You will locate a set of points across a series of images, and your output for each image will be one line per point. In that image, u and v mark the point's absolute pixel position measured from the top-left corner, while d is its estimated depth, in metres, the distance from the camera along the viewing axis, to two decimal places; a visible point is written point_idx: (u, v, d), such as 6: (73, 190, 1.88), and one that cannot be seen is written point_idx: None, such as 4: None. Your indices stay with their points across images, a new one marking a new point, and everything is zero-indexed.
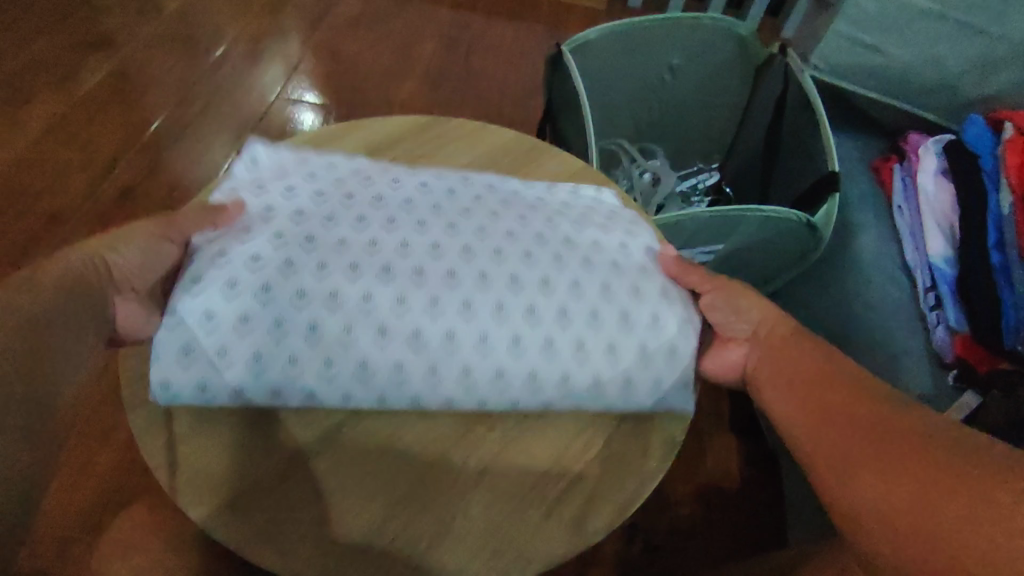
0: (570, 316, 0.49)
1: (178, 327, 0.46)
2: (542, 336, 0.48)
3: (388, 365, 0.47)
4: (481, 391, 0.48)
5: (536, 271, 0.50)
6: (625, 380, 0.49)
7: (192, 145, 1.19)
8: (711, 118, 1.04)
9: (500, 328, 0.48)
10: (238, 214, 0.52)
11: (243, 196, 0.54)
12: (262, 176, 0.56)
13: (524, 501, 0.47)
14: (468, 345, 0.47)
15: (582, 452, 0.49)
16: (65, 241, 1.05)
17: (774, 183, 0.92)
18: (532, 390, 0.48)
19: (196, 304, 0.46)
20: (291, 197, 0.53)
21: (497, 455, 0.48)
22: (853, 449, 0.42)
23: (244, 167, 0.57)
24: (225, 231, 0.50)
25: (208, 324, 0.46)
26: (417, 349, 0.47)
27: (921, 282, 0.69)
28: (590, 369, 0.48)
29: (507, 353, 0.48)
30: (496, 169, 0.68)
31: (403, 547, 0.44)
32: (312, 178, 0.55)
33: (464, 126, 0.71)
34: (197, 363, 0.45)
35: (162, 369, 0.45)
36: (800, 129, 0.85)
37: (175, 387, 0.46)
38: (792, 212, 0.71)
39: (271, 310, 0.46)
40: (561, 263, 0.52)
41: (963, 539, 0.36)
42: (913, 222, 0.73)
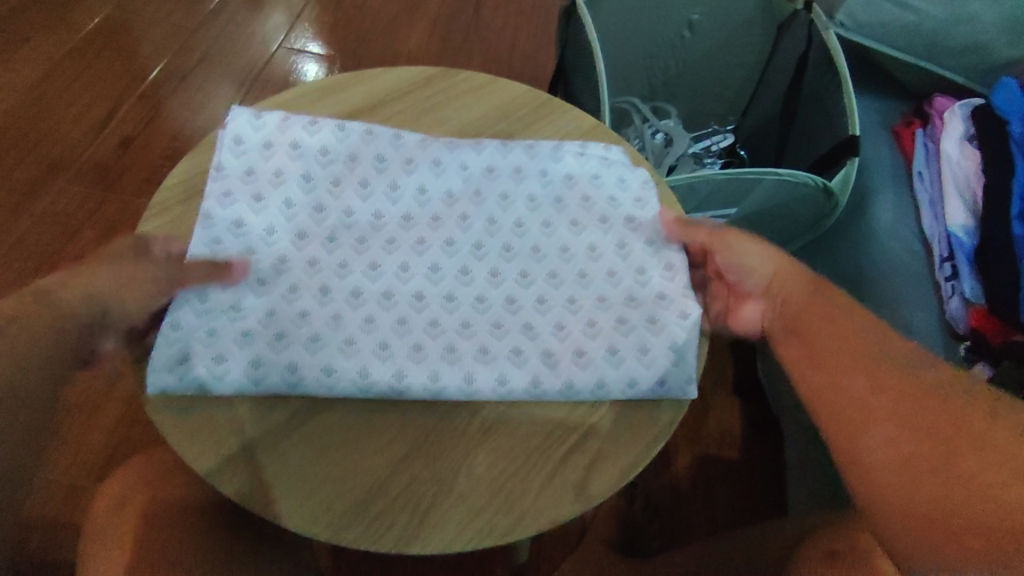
0: (568, 329, 0.50)
1: (177, 341, 0.46)
2: (542, 346, 0.49)
3: (388, 374, 0.47)
4: (484, 397, 0.47)
5: (532, 290, 0.52)
6: (630, 383, 0.49)
7: (193, 95, 1.16)
8: (728, 76, 1.01)
9: (499, 340, 0.49)
10: (233, 227, 0.51)
11: (229, 190, 0.53)
12: (254, 164, 0.55)
13: (528, 460, 0.46)
14: (483, 330, 0.49)
15: (589, 413, 0.49)
16: (66, 191, 1.04)
17: (790, 146, 0.89)
18: (549, 362, 0.48)
19: (197, 325, 0.47)
20: (288, 213, 0.53)
21: (503, 415, 0.48)
22: (872, 409, 0.40)
23: (228, 143, 0.55)
24: (227, 243, 0.51)
25: (208, 339, 0.46)
26: (418, 360, 0.47)
27: (937, 252, 0.68)
28: (592, 373, 0.48)
29: (508, 361, 0.48)
30: (507, 122, 0.66)
31: (406, 504, 0.44)
32: (307, 182, 0.55)
33: (473, 80, 0.68)
34: (194, 370, 0.45)
35: (156, 376, 0.45)
36: (821, 90, 0.82)
37: (169, 389, 0.45)
38: (810, 175, 0.69)
39: (274, 327, 0.48)
40: (558, 279, 0.53)
41: (959, 500, 0.35)
42: (933, 190, 0.71)
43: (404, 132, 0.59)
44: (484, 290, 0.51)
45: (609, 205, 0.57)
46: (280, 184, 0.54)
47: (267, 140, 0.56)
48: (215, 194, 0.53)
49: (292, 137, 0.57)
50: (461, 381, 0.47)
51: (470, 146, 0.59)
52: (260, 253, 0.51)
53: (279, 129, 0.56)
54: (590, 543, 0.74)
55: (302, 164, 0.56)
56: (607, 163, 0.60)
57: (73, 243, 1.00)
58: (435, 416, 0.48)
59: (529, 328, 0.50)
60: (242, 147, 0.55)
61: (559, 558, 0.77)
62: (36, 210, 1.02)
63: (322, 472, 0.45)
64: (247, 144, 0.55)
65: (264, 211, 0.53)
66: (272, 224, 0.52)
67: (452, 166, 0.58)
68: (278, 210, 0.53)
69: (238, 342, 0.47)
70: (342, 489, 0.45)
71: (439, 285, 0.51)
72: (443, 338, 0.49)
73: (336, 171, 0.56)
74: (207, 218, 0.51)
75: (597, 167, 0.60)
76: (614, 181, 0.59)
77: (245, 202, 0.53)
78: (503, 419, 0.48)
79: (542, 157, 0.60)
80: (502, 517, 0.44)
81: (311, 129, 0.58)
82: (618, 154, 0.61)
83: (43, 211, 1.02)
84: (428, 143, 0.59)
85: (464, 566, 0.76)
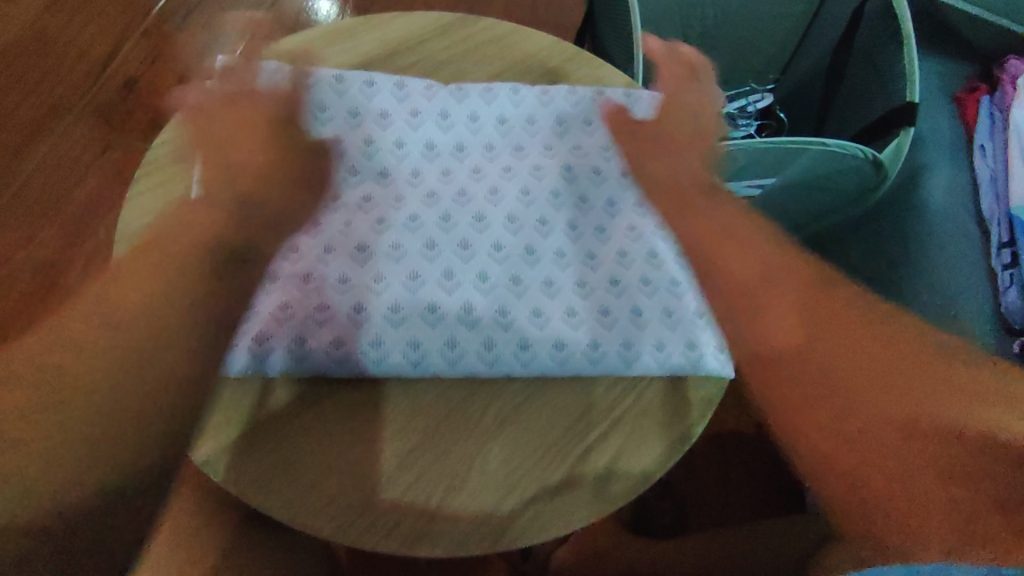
0: (593, 284, 0.47)
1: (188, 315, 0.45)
2: (565, 304, 0.46)
3: (401, 342, 0.44)
4: (506, 362, 0.44)
5: (553, 239, 0.48)
6: (659, 343, 0.46)
7: (199, 32, 1.09)
8: (774, 28, 0.91)
9: (519, 300, 0.46)
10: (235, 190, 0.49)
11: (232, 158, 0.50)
12: (249, 126, 0.51)
13: (544, 458, 0.44)
14: (503, 286, 0.46)
15: (612, 407, 0.46)
16: (69, 134, 1.00)
17: (834, 109, 0.82)
18: (573, 323, 0.46)
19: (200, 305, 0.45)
20: (286, 179, 0.49)
21: (518, 409, 0.45)
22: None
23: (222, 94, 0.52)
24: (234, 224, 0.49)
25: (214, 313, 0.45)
26: (431, 324, 0.44)
27: (996, 236, 0.63)
28: (619, 336, 0.46)
29: (528, 323, 0.45)
30: (528, 80, 0.60)
31: (415, 499, 0.42)
32: (306, 146, 0.50)
33: (497, 27, 0.62)
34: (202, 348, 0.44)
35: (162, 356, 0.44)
36: (877, 49, 0.74)
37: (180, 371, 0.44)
38: (860, 147, 0.63)
39: (279, 294, 0.44)
40: (578, 230, 0.49)
41: None
42: (998, 166, 0.65)
43: (408, 81, 0.53)
44: (498, 247, 0.47)
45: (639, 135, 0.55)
46: (278, 138, 0.51)
47: (259, 99, 0.51)
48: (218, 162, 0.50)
49: (287, 92, 0.52)
50: (480, 346, 0.44)
51: (481, 93, 0.53)
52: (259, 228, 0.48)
53: (272, 86, 0.52)
54: (600, 519, 0.73)
55: (299, 123, 0.51)
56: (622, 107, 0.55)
57: (78, 191, 0.97)
58: (447, 403, 0.45)
59: (549, 288, 0.47)
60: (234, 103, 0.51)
61: None
62: (40, 152, 0.98)
63: (326, 463, 0.43)
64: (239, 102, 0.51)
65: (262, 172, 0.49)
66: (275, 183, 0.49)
67: (462, 115, 0.52)
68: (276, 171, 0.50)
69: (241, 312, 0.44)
70: (346, 481, 0.42)
71: (453, 237, 0.47)
72: (458, 303, 0.45)
73: (334, 124, 0.51)
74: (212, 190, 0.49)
75: (616, 109, 0.55)
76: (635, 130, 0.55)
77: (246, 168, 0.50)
78: (519, 409, 0.45)
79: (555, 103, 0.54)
80: (515, 517, 0.42)
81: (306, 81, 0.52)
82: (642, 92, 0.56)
83: (46, 154, 0.98)
84: (434, 88, 0.53)
85: None
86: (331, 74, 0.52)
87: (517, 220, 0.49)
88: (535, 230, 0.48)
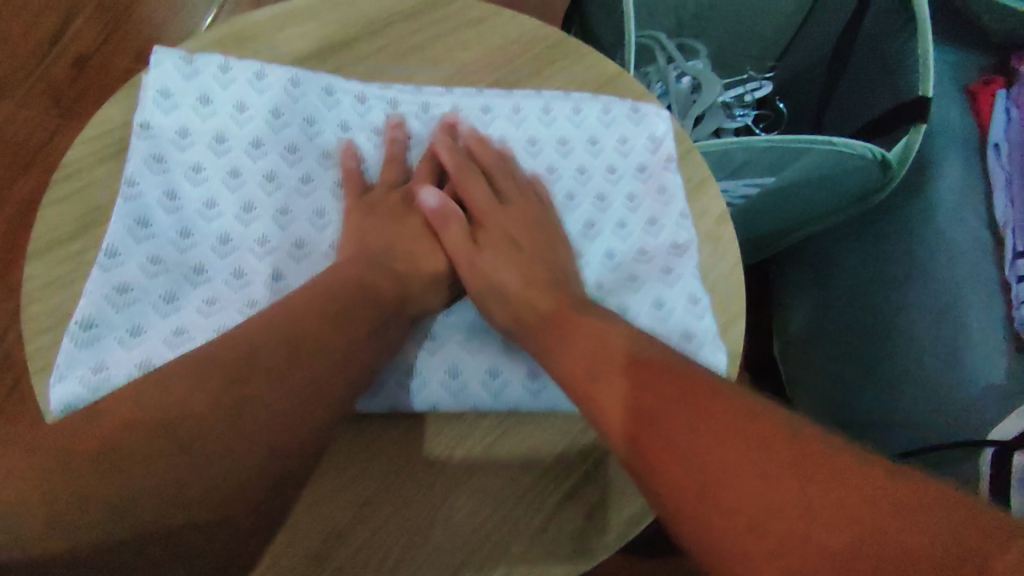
0: None
1: (95, 338, 0.38)
2: None
3: None
4: (472, 393, 0.40)
5: None
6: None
7: (158, 9, 1.00)
8: (776, 12, 0.83)
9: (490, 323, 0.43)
10: (165, 201, 0.43)
11: (161, 155, 0.44)
12: (187, 123, 0.45)
13: (520, 504, 0.39)
14: (469, 315, 0.43)
15: (594, 446, 0.41)
16: (13, 117, 0.92)
17: (836, 101, 0.77)
18: None
19: (118, 322, 0.39)
20: (234, 185, 0.44)
21: (490, 448, 0.40)
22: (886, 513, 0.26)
23: (153, 95, 0.45)
24: (156, 225, 0.42)
25: (132, 336, 0.39)
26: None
27: (1010, 246, 0.59)
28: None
29: (499, 349, 0.42)
30: (509, 70, 0.54)
31: (372, 556, 0.37)
32: (257, 151, 0.45)
33: (474, 9, 0.55)
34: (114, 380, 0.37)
35: (65, 387, 0.37)
36: (885, 38, 0.69)
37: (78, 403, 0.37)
38: (869, 146, 0.57)
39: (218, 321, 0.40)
40: None
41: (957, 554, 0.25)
42: (1013, 168, 0.61)
43: (396, 88, 0.50)
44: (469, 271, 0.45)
45: (617, 155, 0.50)
46: (220, 145, 0.45)
47: (203, 96, 0.46)
48: (141, 157, 0.44)
49: (236, 96, 0.46)
50: (446, 374, 0.41)
51: (447, 111, 0.49)
52: (199, 236, 0.42)
53: (218, 83, 0.46)
54: None
55: (249, 129, 0.46)
56: (606, 127, 0.51)
57: (25, 180, 0.89)
58: (411, 443, 0.40)
59: None
60: (171, 100, 0.46)
61: None
62: None
63: None
64: (179, 100, 0.46)
65: (197, 186, 0.44)
66: (214, 194, 0.44)
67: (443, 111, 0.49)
68: (212, 181, 0.44)
69: (160, 339, 0.38)
70: (298, 534, 0.38)
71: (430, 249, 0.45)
72: (422, 330, 0.42)
73: (290, 136, 0.46)
74: (133, 182, 0.43)
75: (593, 128, 0.51)
76: (615, 146, 0.50)
77: (175, 175, 0.44)
78: (494, 446, 0.40)
79: (529, 123, 0.50)
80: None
81: (257, 85, 0.47)
82: (619, 107, 0.51)
83: None
84: (399, 105, 0.49)
85: None
86: (286, 76, 0.47)
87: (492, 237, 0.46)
88: None
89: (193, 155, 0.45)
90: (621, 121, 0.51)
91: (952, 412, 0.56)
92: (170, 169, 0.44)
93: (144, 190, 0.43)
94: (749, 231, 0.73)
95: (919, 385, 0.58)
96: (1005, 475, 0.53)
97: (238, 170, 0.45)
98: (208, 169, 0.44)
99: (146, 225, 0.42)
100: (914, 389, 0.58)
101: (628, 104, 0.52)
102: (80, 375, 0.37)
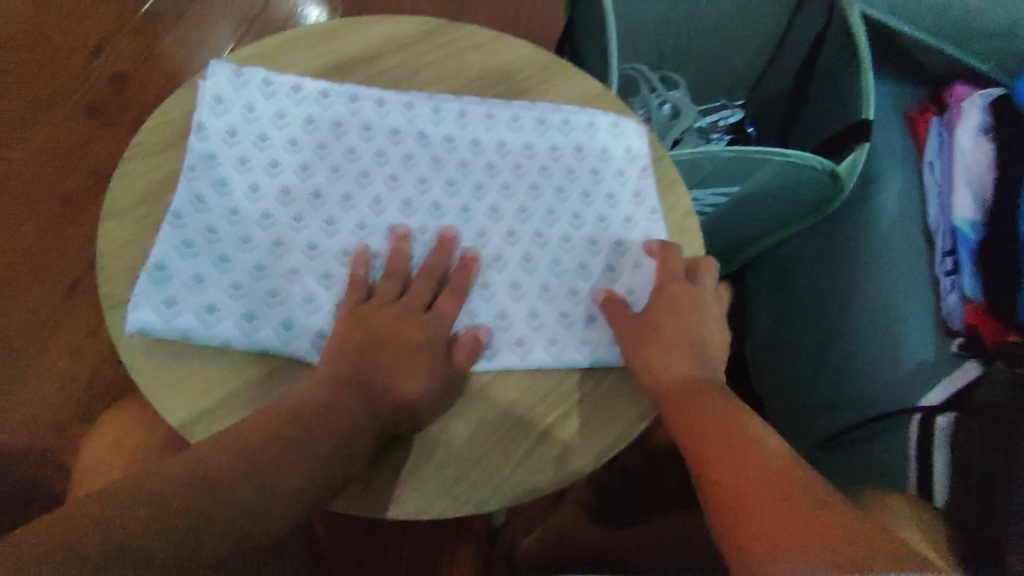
0: (553, 290, 0.51)
1: (164, 285, 0.46)
2: (528, 303, 0.50)
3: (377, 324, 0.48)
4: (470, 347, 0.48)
5: (517, 250, 0.52)
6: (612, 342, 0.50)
7: (190, 33, 1.10)
8: (747, 49, 0.94)
9: (489, 292, 0.50)
10: (216, 185, 0.50)
11: (214, 151, 0.51)
12: (235, 123, 0.52)
13: (506, 433, 0.46)
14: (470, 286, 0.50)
15: (573, 390, 0.49)
16: (54, 125, 1.00)
17: (797, 126, 0.86)
18: (535, 318, 0.50)
19: (185, 273, 0.46)
20: (272, 172, 0.51)
21: (482, 390, 0.48)
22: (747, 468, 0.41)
23: (208, 98, 0.52)
24: (211, 202, 0.49)
25: (195, 287, 0.46)
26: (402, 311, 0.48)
27: (940, 246, 0.67)
28: (578, 331, 0.50)
29: (495, 316, 0.49)
30: (509, 84, 0.63)
31: (385, 469, 0.45)
32: (294, 148, 0.52)
33: (480, 33, 0.65)
34: (183, 317, 0.45)
35: (139, 313, 0.45)
36: (835, 71, 0.79)
37: (150, 328, 0.45)
38: (818, 159, 0.66)
39: (265, 282, 0.47)
40: (542, 242, 0.53)
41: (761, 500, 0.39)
42: (942, 180, 0.70)
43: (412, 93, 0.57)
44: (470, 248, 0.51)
45: (600, 161, 0.57)
46: (262, 141, 0.52)
47: (249, 100, 0.53)
48: (197, 153, 0.51)
49: (276, 102, 0.54)
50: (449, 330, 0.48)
51: (455, 114, 0.56)
52: (245, 215, 0.49)
53: (261, 88, 0.54)
54: (570, 512, 0.76)
55: (287, 130, 0.53)
56: (593, 140, 0.58)
57: (62, 181, 0.98)
58: None
59: (515, 290, 0.50)
60: (222, 102, 0.53)
61: (534, 519, 0.79)
62: (24, 143, 0.99)
63: None
64: (229, 103, 0.53)
65: (243, 173, 0.51)
66: (256, 179, 0.51)
67: (453, 113, 0.56)
68: (256, 170, 0.51)
69: (218, 293, 0.46)
70: None
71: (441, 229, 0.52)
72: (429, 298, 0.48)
73: (322, 137, 0.53)
74: (194, 167, 0.50)
75: (580, 138, 0.58)
76: (597, 154, 0.58)
77: (224, 164, 0.51)
78: (485, 389, 0.48)
79: (527, 130, 0.57)
80: (477, 489, 0.45)
81: (294, 95, 0.54)
82: (604, 123, 0.59)
83: (31, 144, 0.99)
84: (413, 106, 0.56)
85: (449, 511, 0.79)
86: (319, 88, 0.54)
87: (492, 221, 0.53)
88: (505, 239, 0.52)
89: (240, 147, 0.51)
90: (605, 134, 0.59)
91: (886, 390, 0.64)
92: (220, 159, 0.51)
93: (198, 176, 0.50)
94: (718, 239, 0.81)
95: (857, 366, 0.66)
96: (929, 438, 0.59)
97: (277, 162, 0.52)
98: (253, 161, 0.51)
99: (202, 202, 0.49)
100: (855, 370, 0.66)
101: (613, 118, 0.59)
102: (149, 315, 0.45)
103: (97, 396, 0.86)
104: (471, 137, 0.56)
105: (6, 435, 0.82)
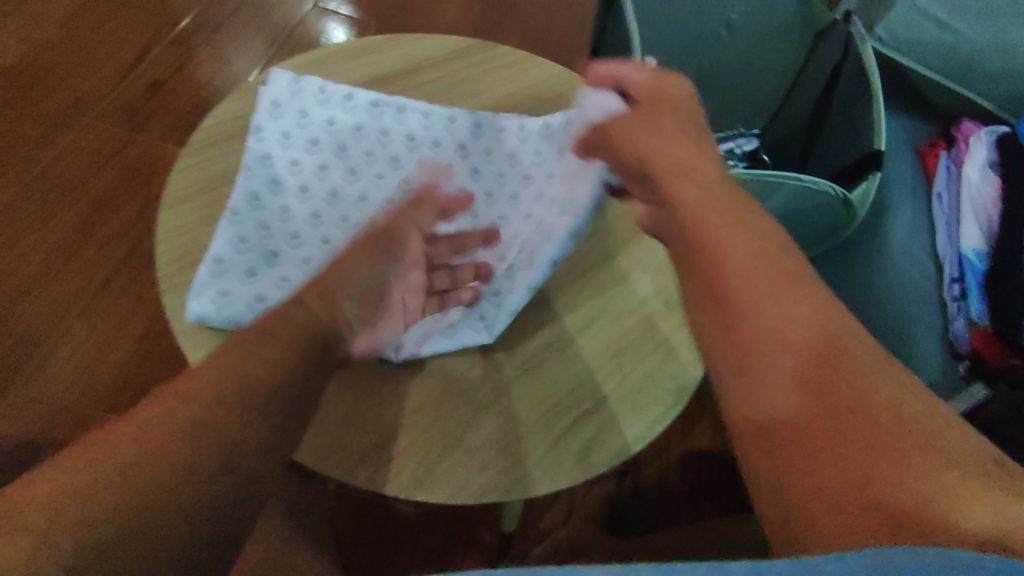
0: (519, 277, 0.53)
1: (220, 274, 0.49)
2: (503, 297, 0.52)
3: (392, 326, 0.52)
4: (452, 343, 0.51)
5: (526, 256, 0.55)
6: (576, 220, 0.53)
7: (225, 46, 1.15)
8: (764, 80, 0.97)
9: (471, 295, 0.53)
10: (269, 185, 0.53)
11: (269, 154, 0.54)
12: (289, 129, 0.56)
13: (532, 426, 0.49)
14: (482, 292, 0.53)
15: (596, 388, 0.51)
16: (94, 127, 1.05)
17: (814, 156, 0.90)
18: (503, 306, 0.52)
19: (240, 264, 0.50)
20: (322, 175, 0.55)
21: (511, 383, 0.50)
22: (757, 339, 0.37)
23: (265, 104, 0.56)
24: (264, 201, 0.53)
25: (248, 278, 0.49)
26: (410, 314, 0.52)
27: (948, 272, 0.70)
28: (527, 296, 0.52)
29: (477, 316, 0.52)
30: (540, 101, 0.67)
31: (415, 454, 0.47)
32: (343, 153, 0.56)
33: (514, 53, 0.69)
34: (236, 304, 0.48)
35: (197, 302, 0.48)
36: (849, 105, 0.83)
37: (207, 318, 0.48)
38: (832, 184, 0.69)
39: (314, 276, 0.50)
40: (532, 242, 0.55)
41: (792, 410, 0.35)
42: (950, 211, 0.72)
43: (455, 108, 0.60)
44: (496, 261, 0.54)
45: None
46: (314, 145, 0.56)
47: (303, 107, 0.57)
48: (253, 153, 0.54)
49: (327, 109, 0.57)
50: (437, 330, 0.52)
51: (493, 129, 0.59)
52: (296, 214, 0.53)
53: (315, 97, 0.57)
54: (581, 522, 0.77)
55: (338, 136, 0.56)
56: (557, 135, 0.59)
57: (98, 180, 1.02)
58: (448, 376, 0.50)
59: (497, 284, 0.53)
60: (279, 108, 0.56)
61: (545, 529, 0.80)
62: (65, 142, 1.03)
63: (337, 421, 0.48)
64: (285, 110, 0.56)
65: (296, 174, 0.54)
66: (308, 181, 0.54)
67: (491, 128, 0.59)
68: (308, 172, 0.54)
69: (269, 285, 0.49)
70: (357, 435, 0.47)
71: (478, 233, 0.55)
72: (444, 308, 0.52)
73: (369, 145, 0.57)
74: (249, 167, 0.54)
75: None
76: None
77: (278, 166, 0.54)
78: (514, 384, 0.50)
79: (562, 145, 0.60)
80: (504, 477, 0.47)
81: (345, 104, 0.58)
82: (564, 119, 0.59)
83: (71, 143, 1.03)
84: (455, 119, 0.59)
85: (462, 517, 0.80)
86: (368, 99, 0.58)
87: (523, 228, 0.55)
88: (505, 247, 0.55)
89: (293, 151, 0.55)
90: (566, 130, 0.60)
91: None
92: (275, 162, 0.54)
93: (254, 176, 0.53)
94: None
95: None
96: None
97: (328, 166, 0.55)
98: (305, 164, 0.55)
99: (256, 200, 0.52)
100: None
101: None
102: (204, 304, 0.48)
103: (121, 389, 0.88)
104: (508, 151, 0.59)
105: (35, 423, 0.85)
